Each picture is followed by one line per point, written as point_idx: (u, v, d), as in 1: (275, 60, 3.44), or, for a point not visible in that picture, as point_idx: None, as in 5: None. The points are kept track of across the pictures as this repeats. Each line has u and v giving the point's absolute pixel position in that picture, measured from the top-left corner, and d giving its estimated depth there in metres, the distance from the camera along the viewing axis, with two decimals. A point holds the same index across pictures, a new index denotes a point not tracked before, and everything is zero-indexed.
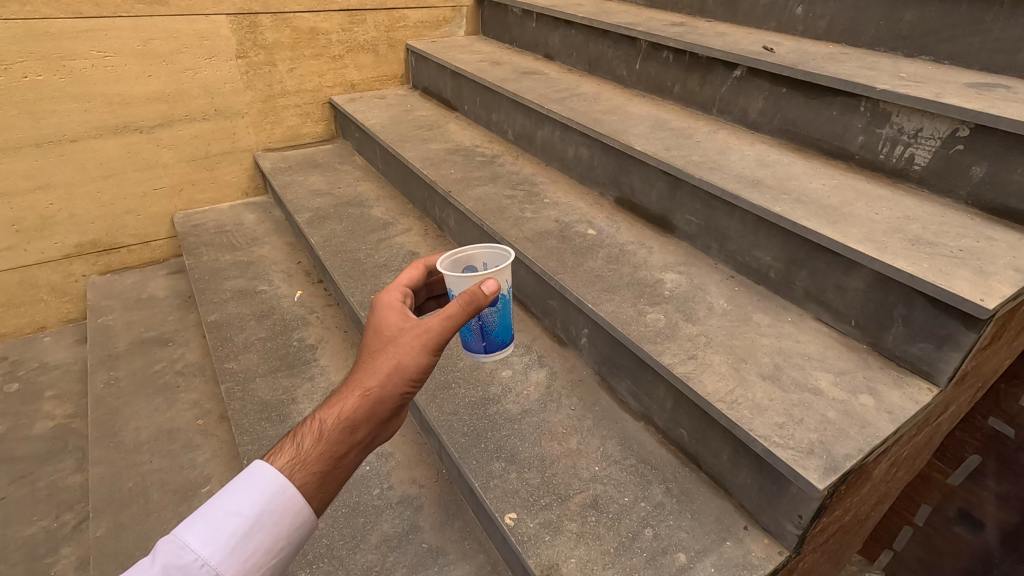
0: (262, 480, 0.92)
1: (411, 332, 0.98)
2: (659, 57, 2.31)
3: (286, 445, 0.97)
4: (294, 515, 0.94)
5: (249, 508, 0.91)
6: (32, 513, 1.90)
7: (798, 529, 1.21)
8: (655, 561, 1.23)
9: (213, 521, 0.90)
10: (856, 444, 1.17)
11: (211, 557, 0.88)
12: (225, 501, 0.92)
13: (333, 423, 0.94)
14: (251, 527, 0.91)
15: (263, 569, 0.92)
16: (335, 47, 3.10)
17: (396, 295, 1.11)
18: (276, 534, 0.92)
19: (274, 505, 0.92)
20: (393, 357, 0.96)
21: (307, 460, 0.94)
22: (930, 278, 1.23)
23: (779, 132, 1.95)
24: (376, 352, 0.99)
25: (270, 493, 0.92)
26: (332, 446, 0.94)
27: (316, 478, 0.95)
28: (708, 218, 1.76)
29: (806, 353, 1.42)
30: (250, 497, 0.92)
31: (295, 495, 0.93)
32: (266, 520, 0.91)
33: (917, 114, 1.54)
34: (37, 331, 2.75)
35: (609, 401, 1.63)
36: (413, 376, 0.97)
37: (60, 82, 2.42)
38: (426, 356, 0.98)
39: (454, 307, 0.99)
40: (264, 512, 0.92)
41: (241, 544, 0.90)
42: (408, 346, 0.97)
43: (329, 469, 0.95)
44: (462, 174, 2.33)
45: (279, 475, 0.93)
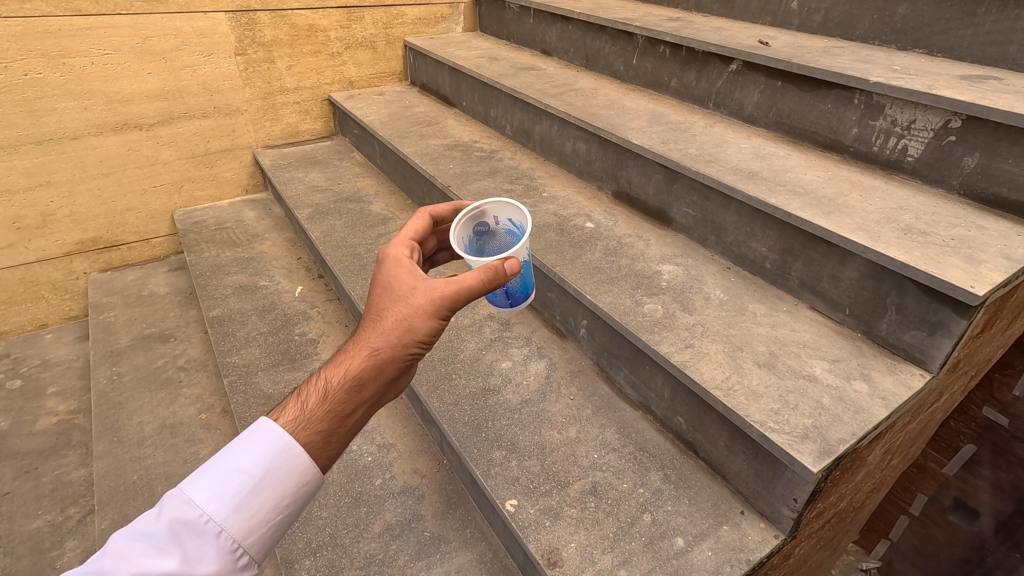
0: (269, 437, 0.89)
1: (421, 295, 0.96)
2: (656, 52, 2.32)
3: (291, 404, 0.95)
4: (302, 473, 0.90)
5: (256, 466, 0.87)
6: (37, 507, 1.92)
7: (793, 512, 1.23)
8: (653, 545, 1.25)
9: (218, 477, 0.86)
10: (849, 429, 1.19)
11: (215, 513, 0.84)
12: (231, 457, 0.88)
13: (339, 383, 0.93)
14: (257, 484, 0.87)
15: (270, 527, 0.88)
16: (333, 44, 3.12)
17: (403, 248, 1.07)
18: (284, 491, 0.88)
19: (282, 462, 0.89)
20: (403, 318, 0.95)
21: (311, 420, 0.92)
22: (922, 266, 1.26)
23: (775, 125, 1.98)
24: (384, 312, 0.97)
25: (275, 451, 0.89)
26: (341, 407, 0.93)
27: (321, 438, 0.92)
28: (705, 211, 1.78)
29: (801, 342, 1.44)
30: (257, 453, 0.88)
31: (301, 454, 0.90)
32: (271, 479, 0.88)
33: (910, 106, 1.57)
34: (38, 328, 2.77)
35: (608, 391, 1.66)
36: (423, 337, 0.97)
37: (60, 79, 2.43)
38: (437, 318, 0.97)
39: (473, 275, 0.96)
40: (271, 469, 0.88)
41: (247, 501, 0.86)
42: (418, 309, 0.96)
43: (335, 430, 0.93)
44: (461, 169, 2.35)
45: (283, 434, 0.90)
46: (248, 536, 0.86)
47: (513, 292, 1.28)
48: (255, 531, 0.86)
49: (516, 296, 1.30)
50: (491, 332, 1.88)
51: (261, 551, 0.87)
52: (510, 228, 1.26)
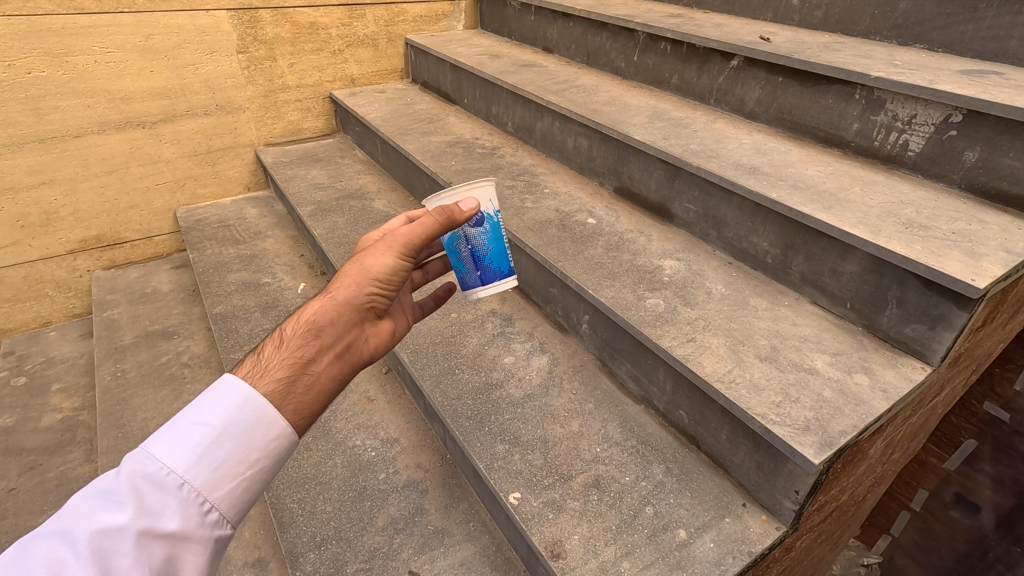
0: (229, 389, 0.88)
1: (376, 242, 1.04)
2: (657, 48, 2.33)
3: (254, 364, 0.95)
4: (267, 426, 0.88)
5: (219, 417, 0.85)
6: (42, 502, 1.93)
7: (795, 504, 1.24)
8: (656, 537, 1.26)
9: (179, 431, 0.84)
10: (851, 421, 1.20)
11: (178, 467, 0.81)
12: (191, 412, 0.86)
13: (295, 326, 0.94)
14: (221, 435, 0.85)
15: (238, 482, 0.85)
16: (335, 42, 3.12)
17: (370, 235, 1.19)
18: (249, 444, 0.87)
19: (245, 414, 0.87)
20: (358, 261, 1.01)
21: (270, 368, 0.91)
22: (923, 260, 1.26)
23: (776, 121, 1.98)
24: (342, 266, 1.03)
25: (237, 402, 0.87)
26: (297, 349, 0.92)
27: (282, 385, 0.90)
28: (706, 206, 1.79)
29: (803, 336, 1.45)
30: (219, 406, 0.86)
31: (264, 405, 0.88)
32: (236, 430, 0.86)
33: (911, 101, 1.57)
34: (42, 326, 2.78)
35: (610, 385, 1.67)
36: (380, 276, 1.00)
37: (63, 77, 2.44)
38: (392, 256, 1.01)
39: (424, 220, 1.07)
40: (234, 421, 0.86)
41: (211, 453, 0.84)
42: (372, 250, 1.02)
43: (296, 377, 0.91)
44: (463, 166, 2.36)
45: (245, 386, 0.88)
46: (215, 489, 0.83)
47: (480, 261, 1.33)
48: (221, 485, 0.84)
49: (484, 268, 1.34)
50: (493, 327, 1.89)
51: (229, 507, 0.85)
52: None
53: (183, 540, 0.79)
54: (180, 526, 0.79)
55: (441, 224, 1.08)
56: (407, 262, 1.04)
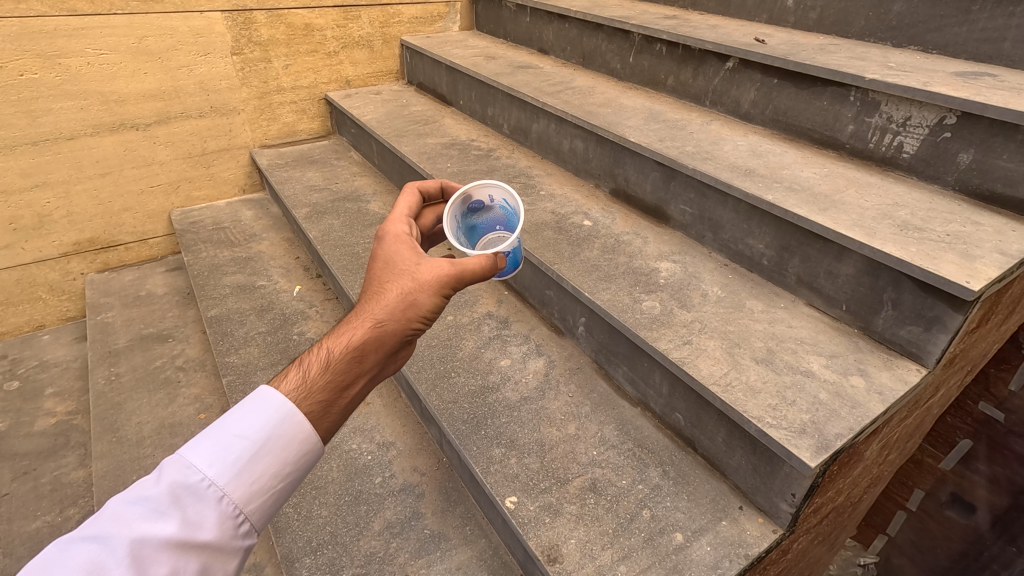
0: (270, 403, 0.88)
1: (426, 270, 1.00)
2: (652, 50, 2.33)
3: (291, 372, 0.94)
4: (302, 442, 0.89)
5: (258, 431, 0.86)
6: (36, 508, 1.91)
7: (791, 507, 1.24)
8: (652, 541, 1.26)
9: (219, 442, 0.85)
10: (847, 424, 1.20)
11: (217, 478, 0.82)
12: (231, 423, 0.86)
13: (341, 352, 0.93)
14: (259, 449, 0.85)
15: (271, 496, 0.86)
16: (330, 43, 3.11)
17: (402, 226, 1.11)
18: (285, 459, 0.87)
19: (283, 429, 0.88)
20: (408, 292, 0.98)
21: (313, 389, 0.91)
22: (918, 262, 1.26)
23: (772, 123, 1.99)
24: (387, 285, 0.99)
25: (277, 418, 0.88)
26: (340, 376, 0.93)
27: (321, 408, 0.91)
28: (702, 208, 1.79)
29: (799, 338, 1.45)
30: (258, 419, 0.87)
31: (302, 422, 0.89)
32: (273, 446, 0.87)
33: (906, 103, 1.57)
34: (36, 329, 2.76)
35: (606, 387, 1.67)
36: (425, 313, 1.00)
37: (56, 79, 2.42)
38: (439, 294, 1.00)
39: (475, 260, 1.05)
40: (272, 436, 0.87)
41: (249, 467, 0.84)
42: (422, 283, 0.99)
43: (333, 401, 0.93)
44: (459, 168, 2.35)
45: (285, 402, 0.89)
46: (249, 503, 0.84)
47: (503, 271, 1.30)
48: (256, 499, 0.85)
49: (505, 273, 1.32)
50: (489, 330, 1.88)
51: (261, 520, 0.86)
52: (506, 208, 1.29)
53: (217, 552, 0.80)
54: (215, 538, 0.80)
55: (487, 265, 1.07)
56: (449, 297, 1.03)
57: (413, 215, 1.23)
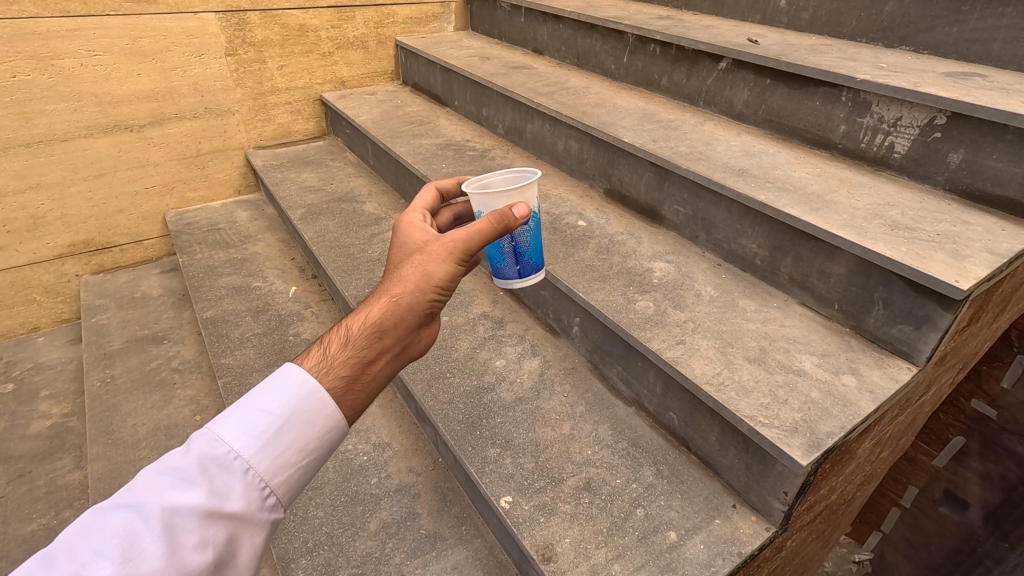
0: (293, 379, 0.88)
1: (438, 242, 1.00)
2: (646, 50, 2.34)
3: (314, 351, 0.95)
4: (326, 418, 0.89)
5: (283, 406, 0.86)
6: (31, 510, 1.91)
7: (784, 505, 1.25)
8: (646, 539, 1.27)
9: (244, 416, 0.85)
10: (838, 422, 1.21)
11: (243, 451, 0.82)
12: (257, 398, 0.86)
13: (360, 328, 0.93)
14: (284, 424, 0.85)
15: (296, 470, 0.86)
16: (325, 44, 3.11)
17: (416, 215, 1.11)
18: (309, 434, 0.87)
19: (307, 405, 0.87)
20: (420, 265, 0.98)
21: (334, 365, 0.91)
22: (908, 262, 1.27)
23: (765, 123, 2.00)
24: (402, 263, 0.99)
25: (300, 394, 0.88)
26: (361, 351, 0.92)
27: (344, 383, 0.91)
28: (695, 208, 1.80)
29: (791, 337, 1.46)
30: (283, 394, 0.87)
31: (325, 399, 0.89)
32: (298, 420, 0.86)
33: (897, 104, 1.59)
34: (30, 331, 2.76)
35: (601, 387, 1.68)
36: (440, 283, 0.98)
37: (49, 81, 2.42)
38: (453, 263, 0.99)
39: (483, 220, 1.00)
40: (297, 411, 0.87)
41: (274, 441, 0.84)
42: (435, 254, 0.98)
43: (356, 376, 0.92)
44: (454, 168, 2.36)
45: (308, 378, 0.89)
46: (275, 475, 0.84)
47: (523, 256, 1.30)
48: (281, 473, 0.85)
49: (525, 263, 1.32)
50: (485, 330, 1.89)
51: (287, 493, 0.85)
52: None
53: (243, 523, 0.80)
54: (242, 509, 0.80)
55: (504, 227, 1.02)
56: (464, 266, 1.01)
57: (433, 213, 1.23)
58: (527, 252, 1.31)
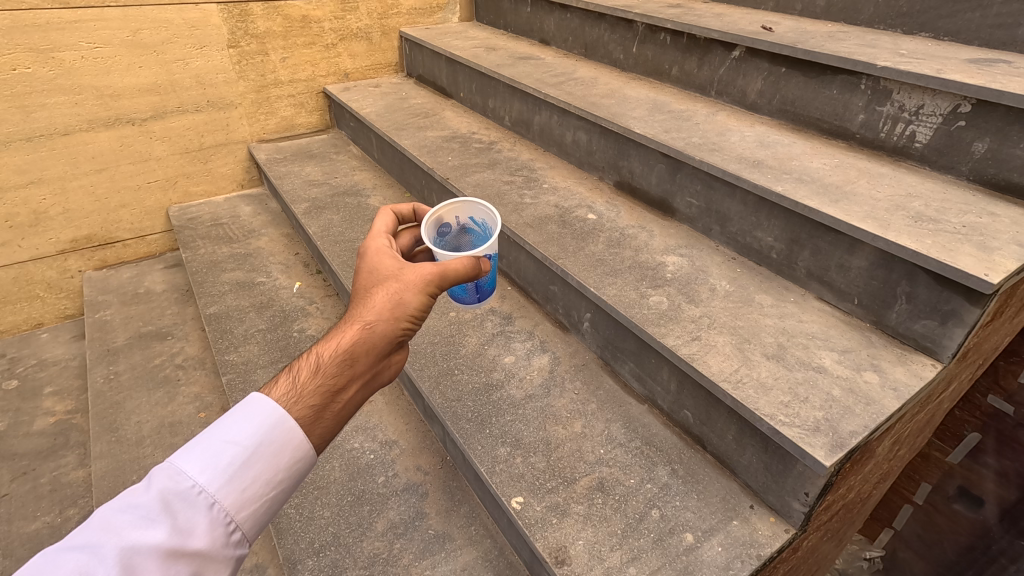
0: (260, 409, 0.86)
1: (411, 272, 0.99)
2: (656, 39, 2.28)
3: (281, 378, 0.92)
4: (295, 448, 0.87)
5: (250, 437, 0.84)
6: (35, 509, 1.89)
7: (804, 506, 1.22)
8: (662, 541, 1.23)
9: (210, 448, 0.83)
10: (861, 421, 1.17)
11: (208, 485, 0.80)
12: (222, 429, 0.84)
13: (330, 356, 0.91)
14: (251, 455, 0.83)
15: (263, 503, 0.84)
16: (328, 35, 3.07)
17: (380, 240, 1.09)
18: (277, 465, 0.85)
19: (275, 435, 0.85)
20: (394, 293, 0.96)
21: (303, 394, 0.89)
22: (934, 254, 1.23)
23: (779, 113, 1.95)
24: (373, 289, 0.97)
25: (269, 425, 0.86)
26: (331, 381, 0.90)
27: (312, 413, 0.89)
28: (709, 200, 1.75)
29: (809, 333, 1.42)
30: (250, 425, 0.85)
31: (294, 428, 0.87)
32: (265, 451, 0.84)
33: (919, 91, 1.53)
34: (34, 327, 2.74)
35: (612, 384, 1.64)
36: (413, 313, 0.98)
37: (49, 73, 2.38)
38: (426, 293, 0.99)
39: (456, 261, 1.03)
40: (264, 442, 0.85)
41: (241, 473, 0.82)
42: (408, 283, 0.98)
43: (326, 405, 0.89)
44: (460, 161, 2.31)
45: (277, 408, 0.87)
46: (241, 510, 0.82)
47: (483, 288, 1.31)
48: (248, 506, 0.82)
49: (485, 291, 1.33)
50: (493, 326, 1.85)
51: (252, 528, 0.83)
52: (472, 224, 1.31)
53: (207, 561, 0.77)
54: (206, 546, 0.77)
55: (471, 266, 1.06)
56: (435, 297, 1.01)
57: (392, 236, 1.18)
58: (488, 282, 1.30)
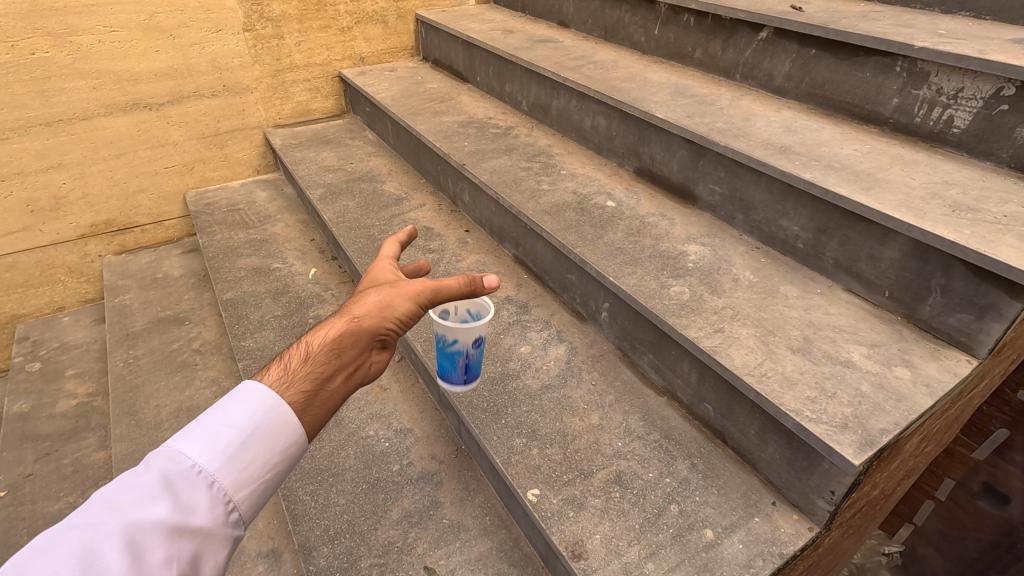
0: (255, 394, 0.85)
1: (407, 283, 0.99)
2: (679, 21, 2.21)
3: (273, 367, 0.92)
4: (289, 433, 0.86)
5: (247, 420, 0.83)
6: (58, 489, 1.92)
7: (829, 505, 1.18)
8: (681, 537, 1.21)
9: (208, 431, 0.81)
10: (892, 418, 1.13)
11: (208, 465, 0.79)
12: (220, 413, 0.83)
13: (319, 344, 0.90)
14: (249, 437, 0.82)
15: (259, 485, 0.82)
16: (343, 19, 3.03)
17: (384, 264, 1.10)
18: (273, 448, 0.84)
19: (271, 419, 0.84)
20: (386, 296, 0.96)
21: (293, 379, 0.88)
22: (973, 246, 1.17)
23: (807, 97, 1.87)
24: (367, 291, 0.98)
25: (264, 408, 0.85)
26: (318, 369, 0.89)
27: (300, 398, 0.87)
28: (733, 187, 1.70)
29: (837, 326, 1.37)
30: (247, 408, 0.84)
31: (286, 412, 0.86)
32: (262, 434, 0.83)
33: (958, 73, 1.46)
34: (56, 311, 2.78)
35: (630, 375, 1.61)
36: (402, 317, 0.96)
37: (68, 58, 2.39)
38: (418, 301, 0.97)
39: (452, 279, 1.00)
40: (262, 424, 0.84)
41: (239, 454, 0.81)
42: (402, 290, 0.98)
43: (312, 392, 0.88)
44: (476, 147, 2.27)
45: (270, 392, 0.86)
46: (238, 491, 0.80)
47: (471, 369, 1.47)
48: (246, 486, 0.81)
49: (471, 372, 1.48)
50: (509, 315, 1.83)
51: (250, 509, 0.82)
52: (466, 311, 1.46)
53: (208, 540, 0.76)
54: (207, 523, 0.76)
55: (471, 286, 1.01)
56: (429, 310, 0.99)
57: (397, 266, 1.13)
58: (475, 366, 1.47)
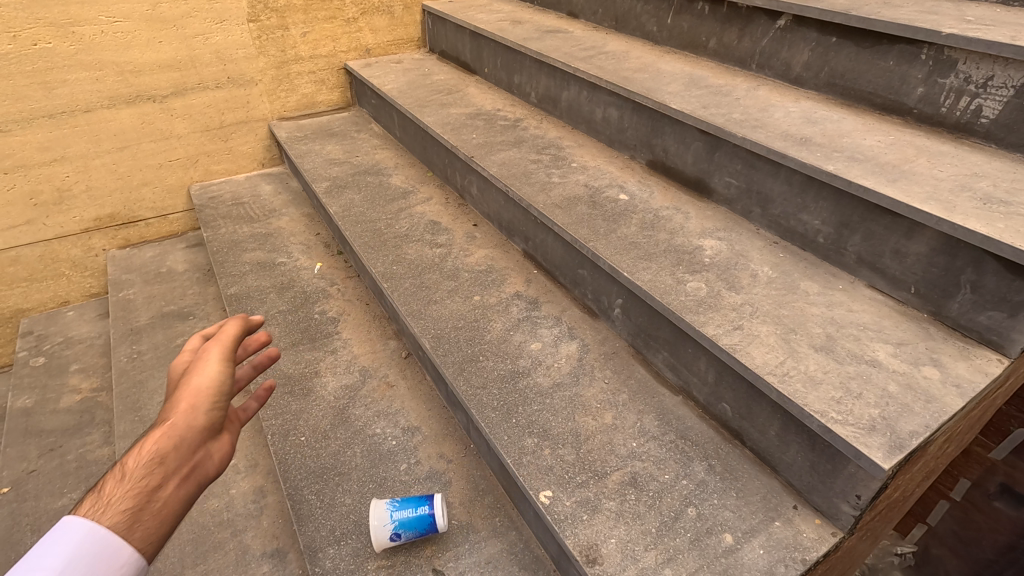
0: (73, 527, 0.81)
1: (203, 359, 0.99)
2: (693, 9, 2.15)
3: (90, 498, 0.87)
4: (125, 546, 0.82)
5: (70, 548, 0.79)
6: (61, 485, 1.89)
7: (854, 510, 1.13)
8: (700, 542, 1.17)
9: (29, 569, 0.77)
10: (922, 420, 1.08)
11: None
12: (39, 550, 0.79)
13: (134, 460, 0.87)
14: (77, 560, 0.79)
15: None
16: (349, 9, 2.98)
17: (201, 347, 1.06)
18: (109, 565, 0.80)
19: (98, 539, 0.81)
20: (187, 383, 0.95)
21: (110, 502, 0.84)
22: (1008, 240, 1.12)
23: (827, 87, 1.82)
24: (174, 390, 0.96)
25: (86, 534, 0.81)
26: (136, 484, 0.85)
27: (124, 518, 0.83)
28: (750, 180, 1.64)
29: (861, 323, 1.32)
30: (64, 540, 0.80)
31: (109, 534, 0.81)
32: (91, 554, 0.80)
33: (989, 61, 1.40)
34: (60, 305, 2.76)
35: (644, 373, 1.57)
36: (213, 390, 0.95)
37: (71, 48, 2.35)
38: (219, 368, 0.97)
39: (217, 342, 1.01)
40: (89, 545, 0.80)
41: None
42: (201, 367, 0.97)
43: (139, 506, 0.84)
44: (485, 139, 2.23)
45: (85, 523, 0.82)
46: None
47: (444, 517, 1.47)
48: None
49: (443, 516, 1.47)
50: (518, 311, 1.78)
51: None
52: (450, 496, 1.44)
53: None
54: None
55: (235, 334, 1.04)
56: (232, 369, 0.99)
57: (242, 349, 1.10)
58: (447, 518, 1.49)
